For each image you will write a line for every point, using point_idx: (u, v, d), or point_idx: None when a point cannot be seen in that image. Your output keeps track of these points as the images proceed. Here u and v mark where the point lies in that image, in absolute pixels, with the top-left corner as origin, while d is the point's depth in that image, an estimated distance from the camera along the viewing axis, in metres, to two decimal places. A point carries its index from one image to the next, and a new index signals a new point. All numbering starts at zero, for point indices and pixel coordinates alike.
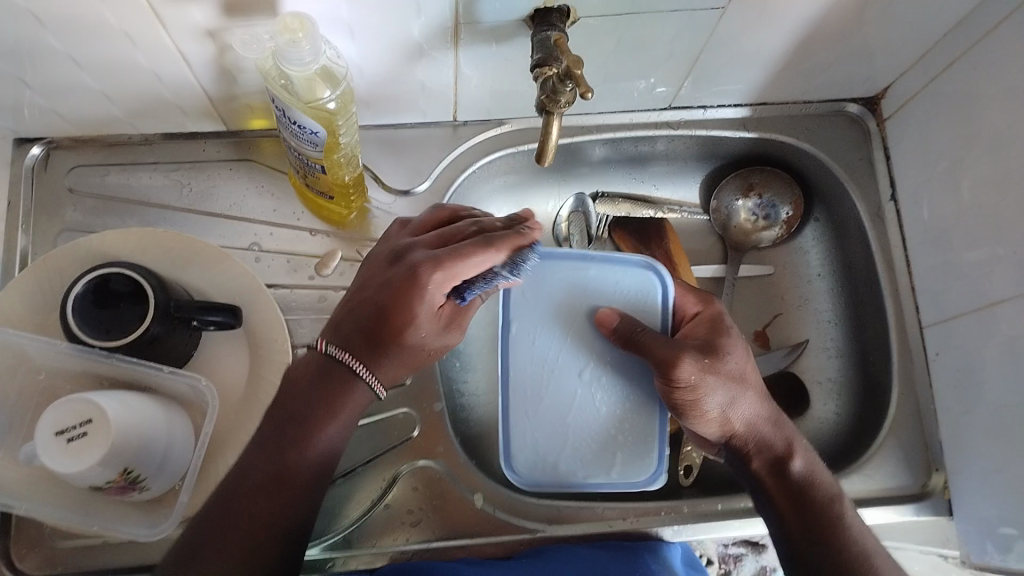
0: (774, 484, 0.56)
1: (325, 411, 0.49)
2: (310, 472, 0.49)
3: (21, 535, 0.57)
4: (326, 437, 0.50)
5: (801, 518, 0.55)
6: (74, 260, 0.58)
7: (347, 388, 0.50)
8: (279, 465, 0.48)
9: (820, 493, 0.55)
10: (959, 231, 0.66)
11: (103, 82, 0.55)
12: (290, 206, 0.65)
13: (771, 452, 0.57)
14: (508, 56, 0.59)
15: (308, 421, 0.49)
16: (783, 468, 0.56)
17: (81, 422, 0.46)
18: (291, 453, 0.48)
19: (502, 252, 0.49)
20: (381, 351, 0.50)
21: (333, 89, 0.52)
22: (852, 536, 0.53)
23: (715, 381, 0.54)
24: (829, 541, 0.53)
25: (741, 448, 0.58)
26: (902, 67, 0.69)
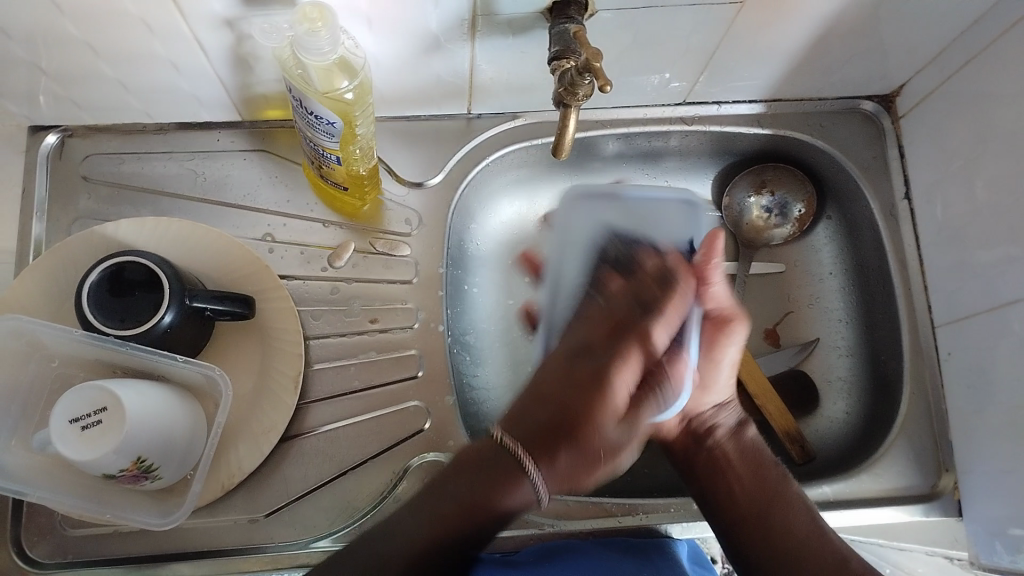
0: (739, 460, 0.59)
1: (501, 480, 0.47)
2: (505, 513, 0.48)
3: (31, 523, 0.56)
4: (524, 489, 0.48)
5: (755, 476, 0.58)
6: (87, 249, 0.58)
7: (515, 483, 0.47)
8: (476, 506, 0.47)
9: (771, 467, 0.58)
10: (973, 230, 0.65)
11: (118, 70, 0.55)
12: (303, 197, 0.65)
13: (724, 431, 0.60)
14: (525, 48, 0.58)
15: (500, 488, 0.47)
16: (744, 442, 0.60)
17: (96, 410, 0.46)
18: (460, 507, 0.48)
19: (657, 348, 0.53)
20: (577, 443, 0.48)
21: (350, 80, 0.52)
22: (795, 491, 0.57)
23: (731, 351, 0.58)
24: (781, 523, 0.55)
25: (701, 427, 0.60)
26: (919, 65, 0.69)
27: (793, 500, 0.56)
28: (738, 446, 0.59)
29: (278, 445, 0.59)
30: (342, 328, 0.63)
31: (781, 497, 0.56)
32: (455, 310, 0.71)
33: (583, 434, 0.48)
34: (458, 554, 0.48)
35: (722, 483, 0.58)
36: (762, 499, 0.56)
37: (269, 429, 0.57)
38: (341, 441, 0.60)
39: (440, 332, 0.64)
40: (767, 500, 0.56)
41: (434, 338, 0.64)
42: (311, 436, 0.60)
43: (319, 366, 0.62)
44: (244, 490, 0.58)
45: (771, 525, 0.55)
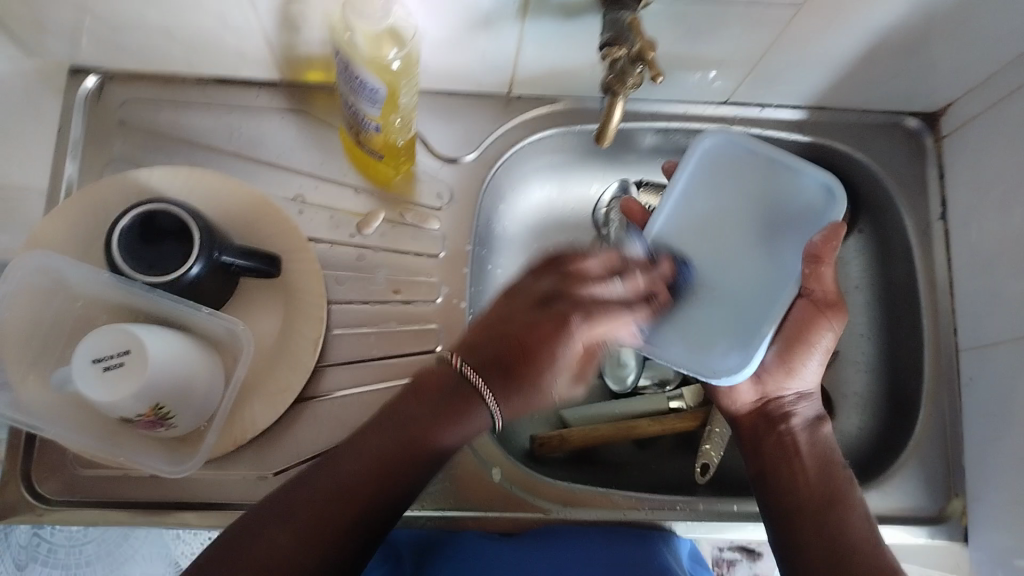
0: (809, 455, 0.57)
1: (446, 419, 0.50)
2: (436, 453, 0.50)
3: (43, 459, 0.57)
4: (463, 427, 0.50)
5: (821, 475, 0.56)
6: (120, 194, 0.58)
7: (469, 411, 0.50)
8: (416, 440, 0.49)
9: (840, 472, 0.57)
10: (1009, 256, 0.65)
11: (167, 18, 0.55)
12: (336, 162, 0.65)
13: (803, 424, 0.59)
14: (574, 33, 0.58)
15: (439, 420, 0.50)
16: (817, 443, 0.58)
17: (119, 352, 0.46)
18: (409, 434, 0.49)
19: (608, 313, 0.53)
20: (516, 384, 0.50)
21: (398, 49, 0.51)
22: (858, 496, 0.55)
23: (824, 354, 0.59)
24: (837, 529, 0.53)
25: (777, 412, 0.60)
26: (969, 86, 0.68)
27: (854, 513, 0.54)
28: (810, 443, 0.58)
29: (291, 406, 0.59)
30: (365, 295, 0.63)
31: (842, 506, 0.54)
32: (476, 289, 0.71)
33: (508, 382, 0.50)
34: (385, 499, 0.48)
35: (786, 473, 0.57)
36: (827, 494, 0.55)
37: (285, 389, 0.57)
38: (354, 408, 0.60)
39: (462, 309, 0.64)
40: (828, 504, 0.54)
41: (455, 314, 0.64)
42: (325, 400, 0.60)
43: (338, 331, 0.62)
44: (254, 448, 0.58)
45: (826, 528, 0.53)
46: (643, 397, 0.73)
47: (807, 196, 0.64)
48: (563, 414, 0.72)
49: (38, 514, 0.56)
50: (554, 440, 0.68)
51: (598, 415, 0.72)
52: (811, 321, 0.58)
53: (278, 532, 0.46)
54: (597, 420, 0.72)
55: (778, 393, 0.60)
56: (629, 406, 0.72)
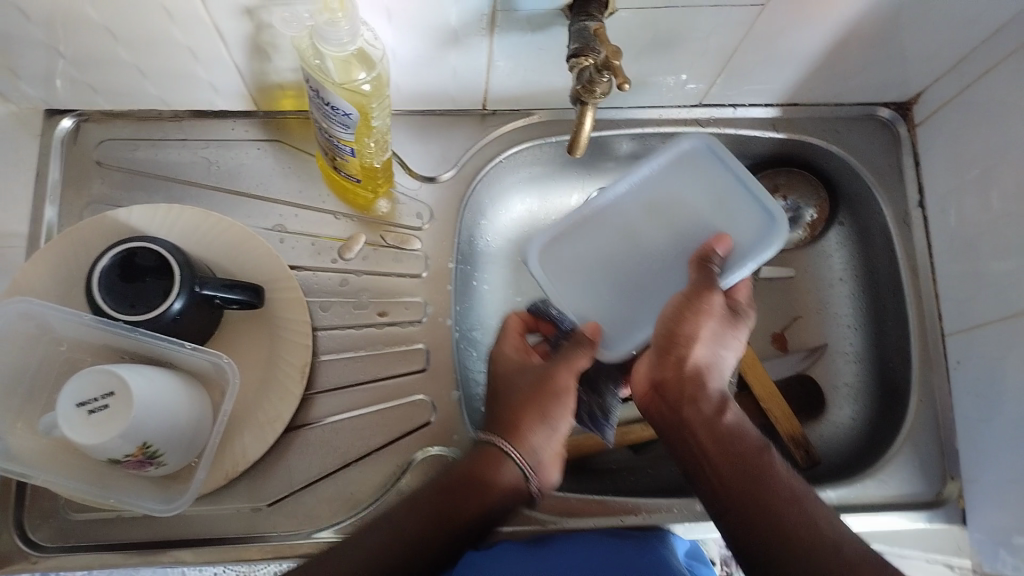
0: (718, 449, 0.55)
1: (490, 464, 0.56)
2: (502, 496, 0.56)
3: (36, 505, 0.57)
4: (509, 470, 0.57)
5: (736, 470, 0.54)
6: (100, 234, 0.58)
7: (488, 470, 0.56)
8: (450, 484, 0.56)
9: (751, 448, 0.55)
10: (988, 239, 0.65)
11: (137, 56, 0.55)
12: (315, 189, 0.65)
13: (708, 405, 0.56)
14: (542, 45, 0.58)
15: (474, 463, 0.57)
16: (721, 427, 0.55)
17: (103, 395, 0.46)
18: (439, 495, 0.55)
19: (511, 319, 0.65)
20: (488, 461, 0.57)
21: (368, 72, 0.52)
22: (782, 480, 0.54)
23: (712, 320, 0.56)
24: (773, 518, 0.52)
25: (680, 391, 0.56)
26: (938, 73, 0.68)
27: (781, 487, 0.53)
28: (710, 427, 0.55)
29: (282, 435, 0.59)
30: (350, 320, 0.63)
31: (768, 487, 0.53)
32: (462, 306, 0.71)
33: (510, 432, 0.58)
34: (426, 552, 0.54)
35: (704, 475, 0.55)
36: (750, 492, 0.53)
37: (276, 418, 0.57)
38: (347, 433, 0.60)
39: (448, 327, 0.65)
40: (757, 488, 0.53)
41: (441, 333, 0.64)
42: (316, 427, 0.60)
43: (326, 357, 0.62)
44: (248, 479, 0.58)
45: (763, 519, 0.52)
46: (635, 404, 0.73)
47: (747, 232, 0.63)
48: None
49: (31, 564, 0.55)
50: None
51: (590, 424, 0.72)
52: (686, 312, 0.56)
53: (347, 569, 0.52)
54: (591, 429, 0.71)
55: (665, 379, 0.57)
56: (621, 414, 0.72)
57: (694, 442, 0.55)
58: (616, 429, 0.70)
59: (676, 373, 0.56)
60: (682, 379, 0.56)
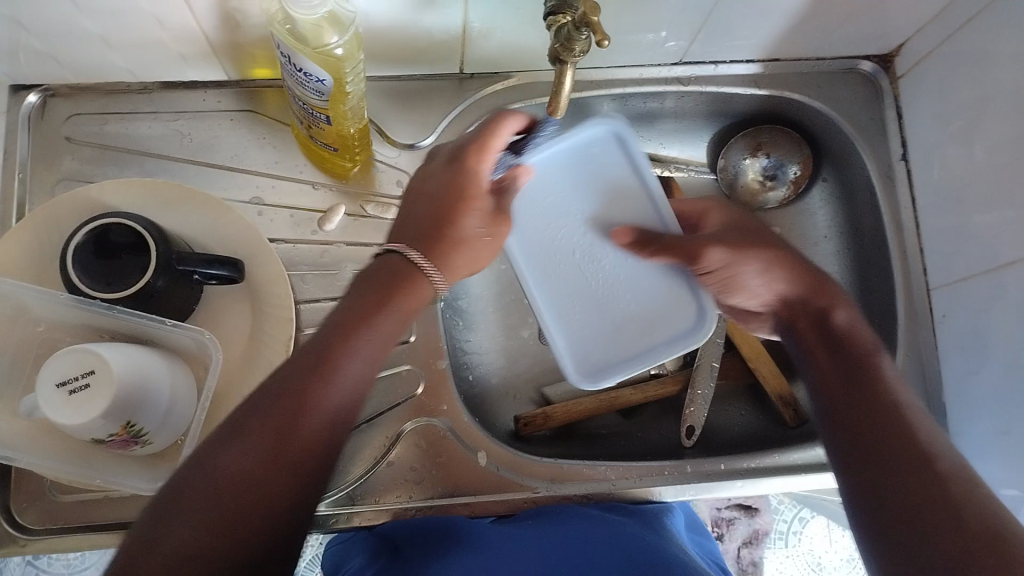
0: (824, 354, 0.56)
1: (371, 339, 0.47)
2: (312, 439, 0.43)
3: (21, 489, 0.56)
4: (333, 387, 0.44)
5: (840, 369, 0.54)
6: (73, 211, 0.57)
7: (397, 299, 0.49)
8: (299, 380, 0.44)
9: (863, 347, 0.55)
10: (972, 191, 0.65)
11: (101, 25, 0.54)
12: (292, 159, 0.64)
13: (818, 308, 0.58)
14: (518, 3, 0.57)
15: (361, 306, 0.48)
16: (831, 329, 0.57)
17: (83, 374, 0.45)
18: (303, 399, 0.43)
19: (511, 124, 0.55)
20: (404, 281, 0.50)
21: (340, 35, 0.50)
22: (886, 383, 0.52)
23: (748, 259, 0.58)
24: (871, 407, 0.50)
25: (784, 316, 0.60)
26: (919, 23, 0.68)
27: (891, 387, 0.52)
28: (823, 332, 0.57)
29: None
30: (333, 291, 0.62)
31: (868, 381, 0.52)
32: None
33: (433, 254, 0.52)
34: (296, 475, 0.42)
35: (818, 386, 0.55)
36: (847, 392, 0.52)
37: None
38: None
39: None
40: (863, 384, 0.52)
41: None
42: None
43: (310, 330, 0.61)
44: None
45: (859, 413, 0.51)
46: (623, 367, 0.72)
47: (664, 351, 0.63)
48: (545, 392, 0.72)
49: (20, 547, 0.55)
50: (538, 418, 0.68)
51: (580, 390, 0.71)
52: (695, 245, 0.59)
53: (180, 525, 0.38)
54: (580, 395, 0.71)
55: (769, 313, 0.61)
56: None
57: (812, 348, 0.57)
58: (605, 394, 0.70)
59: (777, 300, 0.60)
60: (783, 303, 0.60)
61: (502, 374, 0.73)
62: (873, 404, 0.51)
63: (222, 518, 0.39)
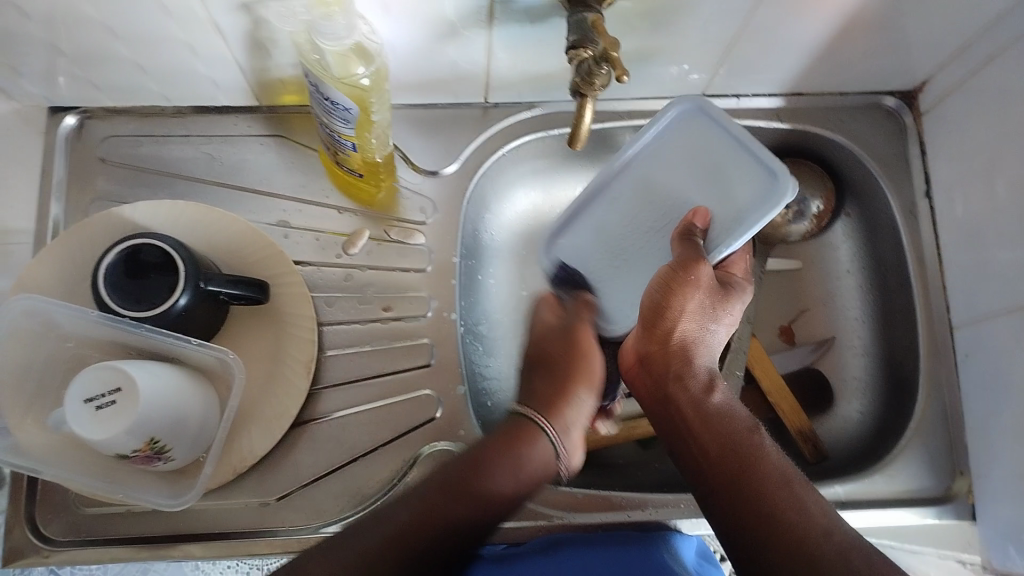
0: (699, 424, 0.54)
1: (506, 462, 0.53)
2: (490, 498, 0.52)
3: (46, 501, 0.57)
4: (495, 477, 0.53)
5: (722, 446, 0.52)
6: (105, 231, 0.59)
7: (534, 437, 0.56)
8: (453, 483, 0.52)
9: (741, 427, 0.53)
10: (994, 229, 0.65)
11: (138, 53, 0.56)
12: (318, 183, 0.65)
13: (696, 384, 0.55)
14: (542, 36, 0.58)
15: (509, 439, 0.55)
16: (710, 408, 0.54)
17: (109, 391, 0.46)
18: (459, 482, 0.52)
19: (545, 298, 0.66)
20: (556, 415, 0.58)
21: (367, 66, 0.51)
22: (771, 467, 0.51)
23: (700, 291, 0.55)
24: (761, 499, 0.49)
25: (669, 370, 0.56)
26: (942, 60, 0.68)
27: (770, 470, 0.51)
28: (698, 405, 0.55)
29: (289, 431, 0.59)
30: (355, 315, 0.63)
31: (756, 470, 0.51)
32: (467, 300, 0.71)
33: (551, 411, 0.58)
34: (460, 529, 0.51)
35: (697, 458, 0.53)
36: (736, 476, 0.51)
37: (282, 413, 0.57)
38: (354, 428, 0.60)
39: (452, 320, 0.65)
40: (740, 469, 0.51)
41: (445, 327, 0.64)
42: (323, 422, 0.60)
43: (331, 352, 0.62)
44: (254, 474, 0.58)
45: (745, 502, 0.50)
46: (642, 398, 0.73)
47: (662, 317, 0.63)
48: None
49: (43, 557, 0.56)
50: None
51: None
52: (671, 286, 0.55)
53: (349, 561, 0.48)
54: (599, 423, 0.71)
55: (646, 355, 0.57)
56: (626, 408, 0.72)
57: (690, 426, 0.54)
58: (625, 424, 0.70)
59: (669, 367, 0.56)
60: (677, 369, 0.56)
61: None
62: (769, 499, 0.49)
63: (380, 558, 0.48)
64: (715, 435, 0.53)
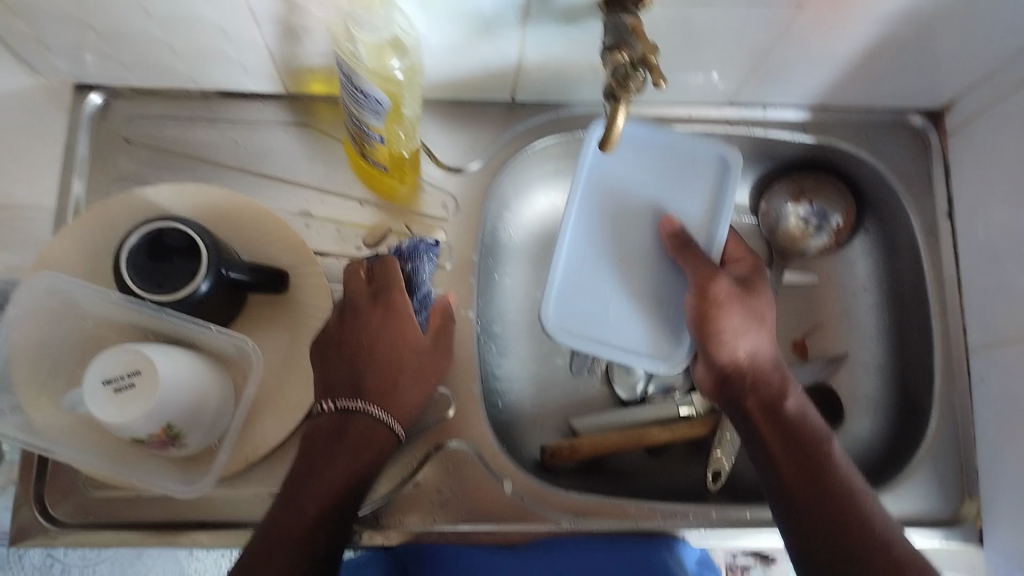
0: (771, 433, 0.57)
1: (352, 441, 0.54)
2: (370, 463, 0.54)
3: (54, 481, 0.56)
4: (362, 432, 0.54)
5: (791, 450, 0.55)
6: (126, 211, 0.58)
7: (370, 434, 0.54)
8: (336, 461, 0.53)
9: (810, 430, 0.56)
10: (1017, 253, 0.64)
11: (170, 34, 0.55)
12: (341, 174, 0.65)
13: (768, 391, 0.59)
14: (576, 38, 0.58)
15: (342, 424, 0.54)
16: (785, 415, 0.57)
17: (129, 373, 0.46)
18: (342, 459, 0.53)
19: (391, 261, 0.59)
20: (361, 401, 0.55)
21: (400, 58, 0.52)
22: (840, 468, 0.54)
23: (735, 307, 0.59)
24: (827, 499, 0.53)
25: (738, 381, 0.59)
26: (972, 82, 0.68)
27: (835, 471, 0.54)
28: (772, 418, 0.57)
29: (300, 422, 0.59)
30: None
31: (822, 471, 0.54)
32: (485, 300, 0.71)
33: (387, 405, 0.56)
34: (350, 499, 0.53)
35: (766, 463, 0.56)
36: (805, 481, 0.54)
37: (295, 405, 0.57)
38: None
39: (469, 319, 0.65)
40: (811, 472, 0.54)
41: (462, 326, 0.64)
42: None
43: None
44: (264, 465, 0.57)
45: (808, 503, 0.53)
46: (651, 405, 0.72)
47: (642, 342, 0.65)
48: (572, 423, 0.71)
49: (49, 539, 0.55)
50: (564, 450, 0.67)
51: (605, 424, 0.71)
52: (706, 312, 0.59)
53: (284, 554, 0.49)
54: (607, 429, 0.71)
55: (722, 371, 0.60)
56: (637, 415, 0.71)
57: (763, 434, 0.57)
58: (634, 431, 0.69)
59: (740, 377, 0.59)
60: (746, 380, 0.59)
61: (531, 401, 0.73)
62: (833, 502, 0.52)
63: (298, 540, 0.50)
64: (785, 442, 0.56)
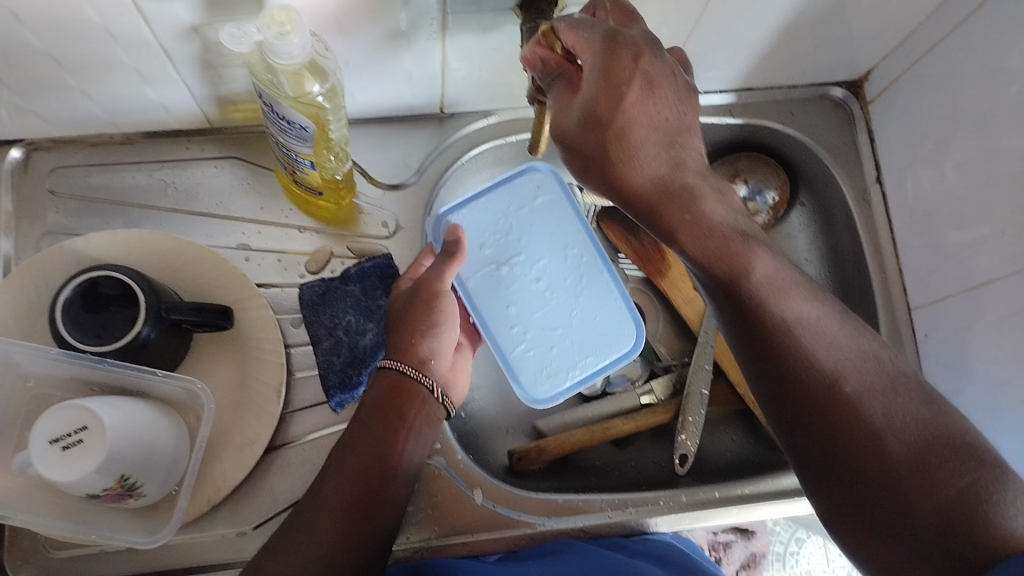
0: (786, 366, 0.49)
1: (391, 430, 0.53)
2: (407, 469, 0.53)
3: (13, 547, 0.55)
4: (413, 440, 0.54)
5: (793, 389, 0.49)
6: (58, 265, 0.57)
7: (410, 402, 0.54)
8: (375, 461, 0.52)
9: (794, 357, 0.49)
10: (946, 211, 0.66)
11: (84, 81, 0.54)
12: (277, 203, 0.65)
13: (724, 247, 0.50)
14: (494, 46, 0.58)
15: (389, 409, 0.54)
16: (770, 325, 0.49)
17: (76, 430, 0.45)
18: (382, 458, 0.52)
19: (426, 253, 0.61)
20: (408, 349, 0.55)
21: (322, 83, 0.50)
22: (810, 362, 0.48)
23: (620, 165, 0.49)
24: (856, 442, 0.45)
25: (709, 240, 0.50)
26: (886, 49, 0.69)
27: (856, 404, 0.46)
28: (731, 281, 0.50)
29: (261, 456, 0.58)
30: None
31: (835, 410, 0.46)
32: None
33: (410, 355, 0.55)
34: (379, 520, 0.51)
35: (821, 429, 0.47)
36: (832, 428, 0.46)
37: (254, 440, 0.56)
38: (327, 449, 0.59)
39: None
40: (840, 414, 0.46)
41: None
42: (295, 445, 0.59)
43: (301, 374, 0.61)
44: (228, 504, 0.57)
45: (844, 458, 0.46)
46: (615, 397, 0.72)
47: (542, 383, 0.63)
48: (537, 424, 0.72)
49: None
50: (531, 453, 0.68)
51: (572, 421, 0.72)
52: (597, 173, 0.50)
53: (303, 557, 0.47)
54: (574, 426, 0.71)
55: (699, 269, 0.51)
56: (599, 409, 0.72)
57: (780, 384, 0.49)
58: (598, 425, 0.70)
59: (644, 206, 0.51)
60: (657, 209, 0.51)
61: (493, 407, 0.74)
62: (798, 368, 0.48)
63: (326, 543, 0.48)
64: (796, 386, 0.48)
